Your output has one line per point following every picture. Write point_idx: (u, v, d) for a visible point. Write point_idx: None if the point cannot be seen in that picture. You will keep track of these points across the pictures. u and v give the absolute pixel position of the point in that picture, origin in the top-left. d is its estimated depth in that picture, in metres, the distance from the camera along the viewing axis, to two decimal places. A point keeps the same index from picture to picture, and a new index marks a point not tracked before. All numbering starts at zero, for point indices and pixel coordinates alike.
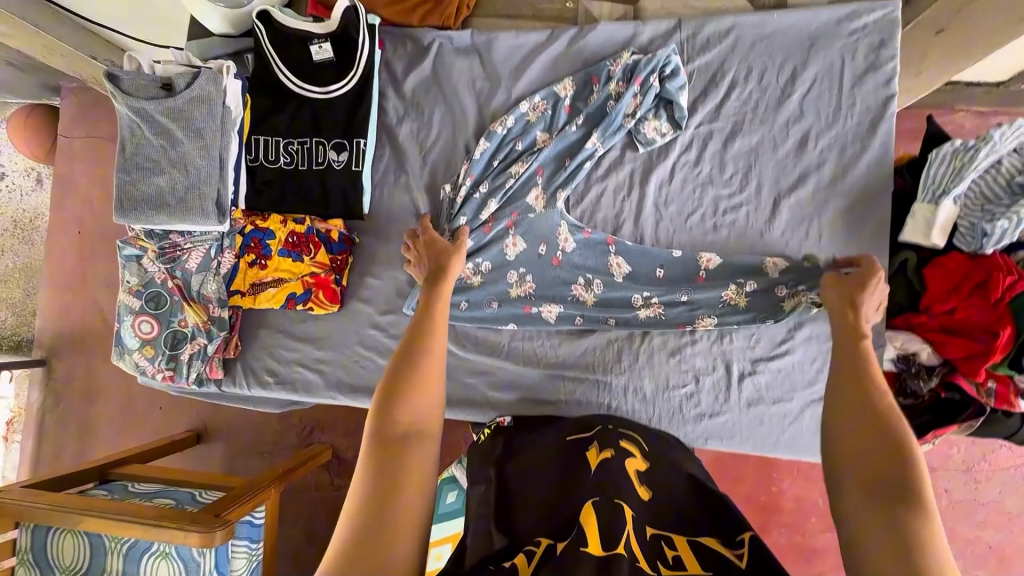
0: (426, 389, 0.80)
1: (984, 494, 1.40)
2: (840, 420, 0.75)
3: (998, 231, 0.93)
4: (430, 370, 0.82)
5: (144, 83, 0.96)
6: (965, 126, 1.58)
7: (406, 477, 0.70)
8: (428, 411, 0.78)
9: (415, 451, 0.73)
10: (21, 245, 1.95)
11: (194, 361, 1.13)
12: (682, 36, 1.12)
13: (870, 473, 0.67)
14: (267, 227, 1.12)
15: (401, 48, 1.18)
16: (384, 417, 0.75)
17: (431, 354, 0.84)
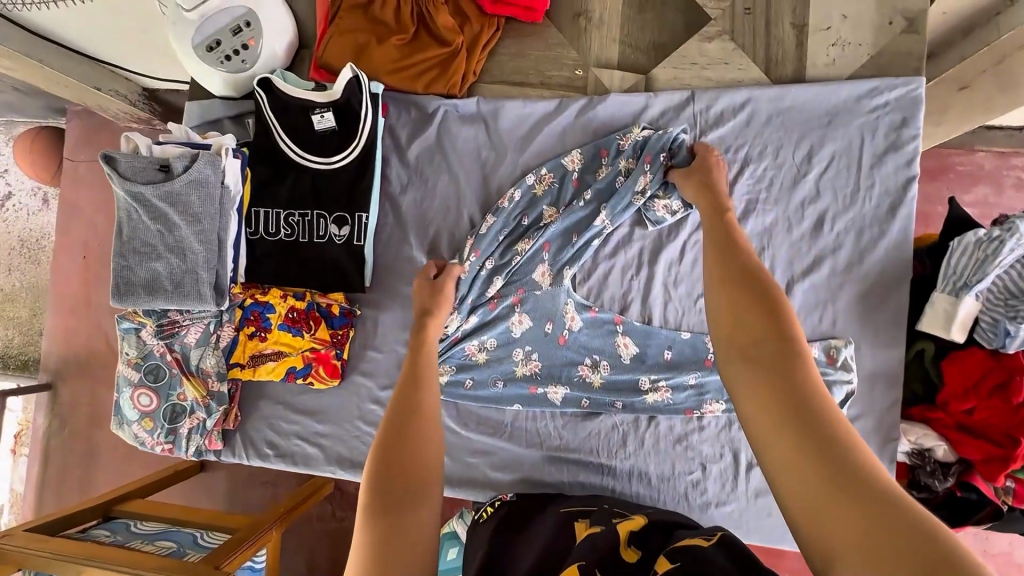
0: (427, 435, 0.73)
1: (990, 542, 1.44)
2: (739, 338, 0.66)
3: (1022, 332, 0.89)
4: (427, 412, 0.75)
5: (141, 166, 0.94)
6: (985, 167, 1.52)
7: (411, 552, 0.62)
8: (428, 464, 0.70)
9: (418, 514, 0.65)
10: (30, 265, 1.95)
11: (193, 434, 1.13)
12: (695, 109, 1.08)
13: (795, 425, 0.57)
14: (267, 300, 1.10)
15: (405, 115, 1.16)
16: (381, 473, 0.68)
17: (428, 396, 0.77)
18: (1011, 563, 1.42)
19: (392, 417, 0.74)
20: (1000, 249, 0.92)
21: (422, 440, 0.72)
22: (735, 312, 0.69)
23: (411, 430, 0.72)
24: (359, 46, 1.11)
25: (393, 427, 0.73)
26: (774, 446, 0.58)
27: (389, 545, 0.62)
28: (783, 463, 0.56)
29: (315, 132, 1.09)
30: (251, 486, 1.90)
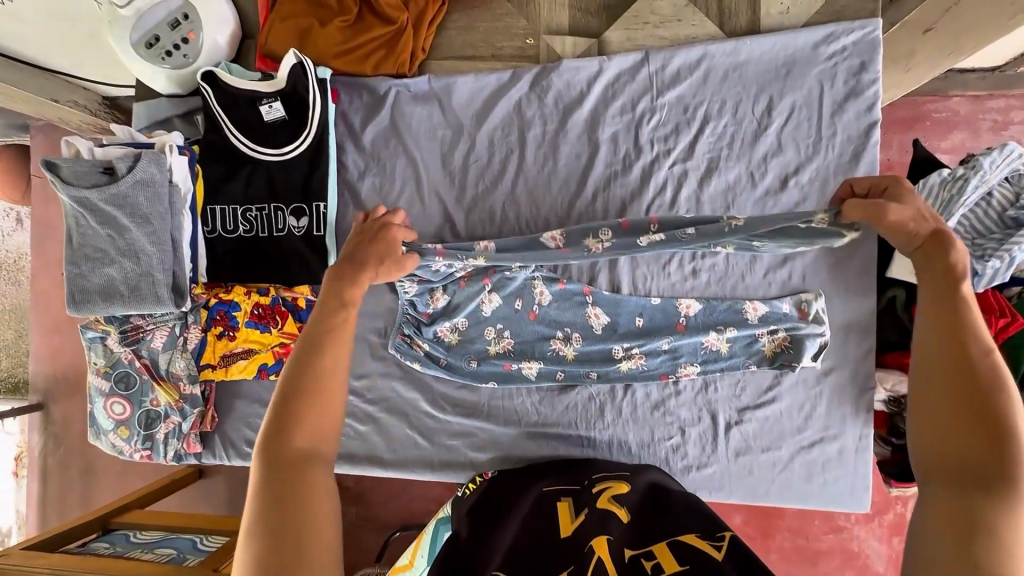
0: (327, 390, 0.72)
1: None
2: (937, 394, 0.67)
3: (989, 271, 0.88)
4: (330, 366, 0.73)
5: (83, 170, 0.92)
6: (960, 113, 1.49)
7: (310, 526, 0.64)
8: (323, 428, 0.71)
9: (312, 480, 0.67)
10: (8, 287, 1.92)
11: (170, 440, 1.12)
12: (650, 69, 1.06)
13: (970, 506, 0.59)
14: (231, 299, 1.08)
15: (357, 99, 1.13)
16: (274, 436, 0.68)
17: (333, 350, 0.74)
18: None
19: (296, 372, 0.72)
20: (964, 187, 0.91)
21: (322, 397, 0.72)
22: (948, 376, 0.67)
23: (307, 393, 0.70)
24: (302, 30, 1.08)
25: (292, 382, 0.71)
26: (930, 508, 0.61)
27: (283, 513, 0.64)
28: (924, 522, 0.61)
29: (265, 123, 1.07)
30: None
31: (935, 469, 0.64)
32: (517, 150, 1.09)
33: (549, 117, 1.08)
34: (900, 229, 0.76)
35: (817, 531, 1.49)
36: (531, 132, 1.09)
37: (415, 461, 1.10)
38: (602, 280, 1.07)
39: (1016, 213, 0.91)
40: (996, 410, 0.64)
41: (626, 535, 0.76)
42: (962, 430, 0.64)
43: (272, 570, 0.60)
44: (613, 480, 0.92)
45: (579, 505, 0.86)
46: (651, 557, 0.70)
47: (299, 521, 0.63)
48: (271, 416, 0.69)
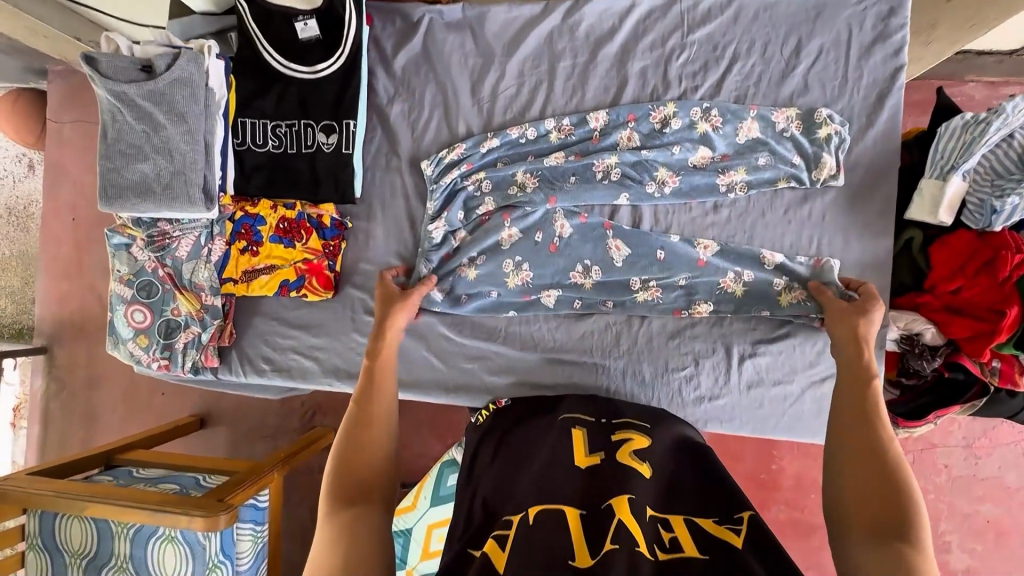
0: (378, 427, 0.87)
1: (982, 468, 1.48)
2: (853, 472, 0.78)
3: (1007, 208, 0.90)
4: (376, 417, 0.88)
5: (123, 66, 0.93)
6: (974, 98, 1.52)
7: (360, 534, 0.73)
8: (372, 461, 0.83)
9: (368, 503, 0.78)
10: (16, 231, 1.92)
11: (189, 350, 1.13)
12: (682, 7, 1.08)
13: (888, 543, 0.68)
14: (256, 213, 1.10)
15: (390, 25, 1.15)
16: (342, 471, 0.81)
17: (380, 406, 0.90)
18: (1002, 487, 1.47)
19: (358, 428, 0.87)
20: (986, 129, 0.93)
21: (366, 439, 0.86)
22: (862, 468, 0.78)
23: (358, 431, 0.86)
24: None
25: (351, 433, 0.86)
26: (860, 551, 0.69)
27: (343, 529, 0.74)
28: (864, 561, 0.67)
29: (300, 40, 1.08)
30: (250, 442, 1.90)
31: (858, 521, 0.72)
32: (546, 82, 1.11)
33: (579, 50, 1.10)
34: (849, 328, 0.92)
35: (814, 505, 1.50)
36: (561, 64, 1.10)
37: (430, 384, 1.12)
38: (624, 214, 1.09)
39: None
40: (898, 479, 0.76)
41: (645, 498, 0.77)
42: (873, 492, 0.75)
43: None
44: (632, 432, 0.90)
45: (594, 444, 0.87)
46: (669, 528, 0.71)
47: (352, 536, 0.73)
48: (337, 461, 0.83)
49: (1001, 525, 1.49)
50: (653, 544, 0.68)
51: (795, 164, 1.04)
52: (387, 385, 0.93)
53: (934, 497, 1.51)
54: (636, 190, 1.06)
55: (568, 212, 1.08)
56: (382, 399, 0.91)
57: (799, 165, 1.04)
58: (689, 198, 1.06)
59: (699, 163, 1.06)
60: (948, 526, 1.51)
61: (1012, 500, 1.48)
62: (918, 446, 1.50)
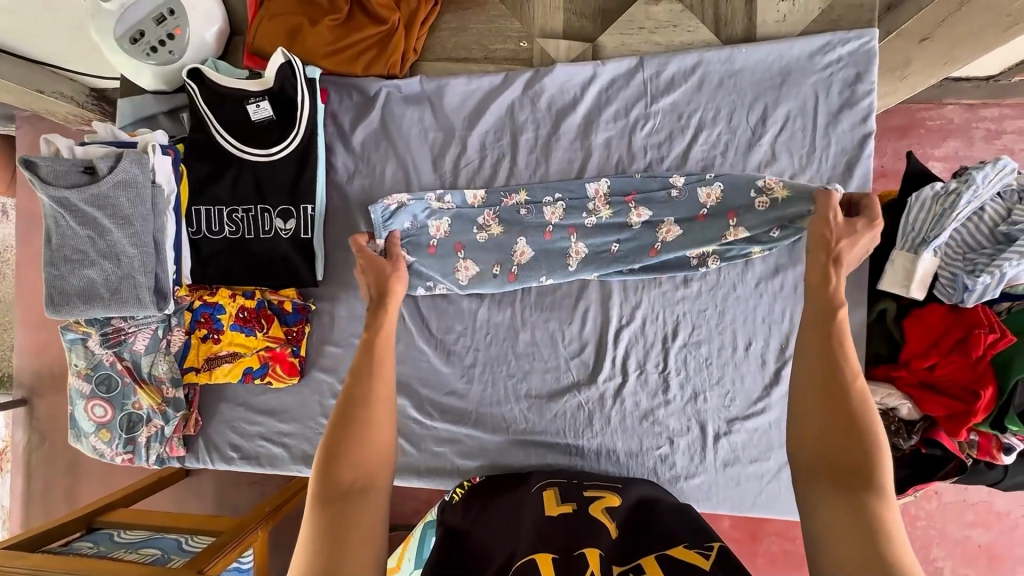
0: (375, 432, 0.79)
1: (971, 494, 1.48)
2: (816, 419, 0.76)
3: (979, 286, 0.88)
4: (369, 414, 0.79)
5: (63, 169, 0.89)
6: (954, 121, 1.49)
7: (351, 544, 0.70)
8: (376, 460, 0.78)
9: (362, 508, 0.73)
10: None
11: (153, 443, 1.10)
12: (645, 75, 1.05)
13: (853, 503, 0.69)
14: (216, 301, 1.07)
15: (346, 100, 1.11)
16: (331, 475, 0.74)
17: (372, 401, 0.80)
18: (993, 512, 1.46)
19: (339, 427, 0.78)
20: (956, 202, 0.91)
21: (367, 432, 0.78)
22: (823, 408, 0.76)
23: (360, 425, 0.78)
24: (291, 28, 1.05)
25: (333, 431, 0.77)
26: (826, 523, 0.70)
27: (337, 533, 0.70)
28: (828, 538, 0.68)
29: (252, 123, 1.04)
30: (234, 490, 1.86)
31: (819, 471, 0.73)
32: (509, 154, 1.08)
33: (541, 121, 1.07)
34: (825, 252, 0.84)
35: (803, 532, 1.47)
36: (523, 136, 1.07)
37: (402, 468, 1.09)
38: (593, 291, 1.06)
39: (1007, 228, 0.91)
40: (854, 397, 0.75)
41: (614, 548, 0.75)
42: (835, 427, 0.74)
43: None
44: (604, 492, 0.92)
45: (566, 497, 0.90)
46: (640, 571, 0.68)
47: (345, 534, 0.70)
48: (318, 466, 0.75)
49: (992, 549, 1.47)
50: None
51: (774, 234, 0.98)
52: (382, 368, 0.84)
53: (925, 524, 1.50)
54: (599, 262, 1.02)
55: (529, 274, 1.04)
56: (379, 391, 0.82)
57: (777, 237, 0.98)
58: (658, 273, 1.03)
59: (667, 233, 1.01)
60: (940, 552, 1.49)
61: (1005, 525, 1.46)
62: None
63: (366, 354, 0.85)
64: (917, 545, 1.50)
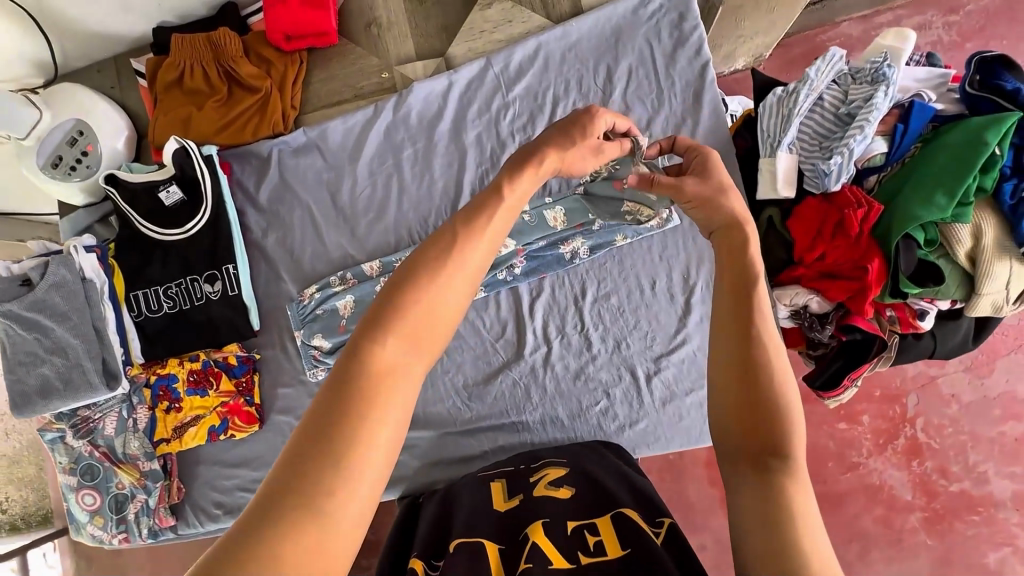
0: (449, 286, 0.59)
1: (991, 386, 1.44)
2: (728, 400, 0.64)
3: (835, 168, 0.92)
4: (434, 332, 0.58)
5: (4, 286, 1.03)
6: (853, 36, 1.48)
7: (357, 434, 0.50)
8: (421, 325, 0.57)
9: (373, 394, 0.52)
10: None
11: (142, 517, 1.17)
12: (495, 71, 1.14)
13: (766, 479, 0.58)
14: (167, 372, 1.15)
15: (247, 165, 1.23)
16: (332, 452, 0.49)
17: (423, 320, 0.57)
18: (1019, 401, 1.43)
19: (390, 365, 0.54)
20: (797, 98, 0.97)
21: (438, 292, 0.58)
22: (734, 378, 0.64)
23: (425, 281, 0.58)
24: (182, 118, 1.19)
25: (362, 387, 0.52)
26: (745, 510, 0.58)
27: (317, 442, 0.49)
28: (746, 527, 0.57)
29: (167, 207, 1.16)
30: None
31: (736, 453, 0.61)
32: (396, 173, 1.17)
33: (416, 136, 1.16)
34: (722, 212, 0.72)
35: (834, 473, 1.47)
36: (404, 154, 1.17)
37: None
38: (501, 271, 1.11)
39: (846, 108, 0.95)
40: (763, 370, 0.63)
41: (563, 514, 0.78)
42: (743, 400, 0.62)
43: (292, 494, 0.46)
44: (549, 468, 0.92)
45: (513, 489, 0.88)
46: (594, 532, 0.73)
47: (336, 427, 0.50)
48: (292, 453, 0.49)
49: None
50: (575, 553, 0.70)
51: None
52: (463, 261, 0.60)
53: (953, 431, 1.45)
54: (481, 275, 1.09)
55: None
56: (436, 315, 0.58)
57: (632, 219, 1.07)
58: (538, 273, 1.09)
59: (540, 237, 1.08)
60: (978, 455, 1.43)
61: None
62: (917, 383, 1.47)
63: (397, 292, 0.57)
64: (952, 455, 1.44)
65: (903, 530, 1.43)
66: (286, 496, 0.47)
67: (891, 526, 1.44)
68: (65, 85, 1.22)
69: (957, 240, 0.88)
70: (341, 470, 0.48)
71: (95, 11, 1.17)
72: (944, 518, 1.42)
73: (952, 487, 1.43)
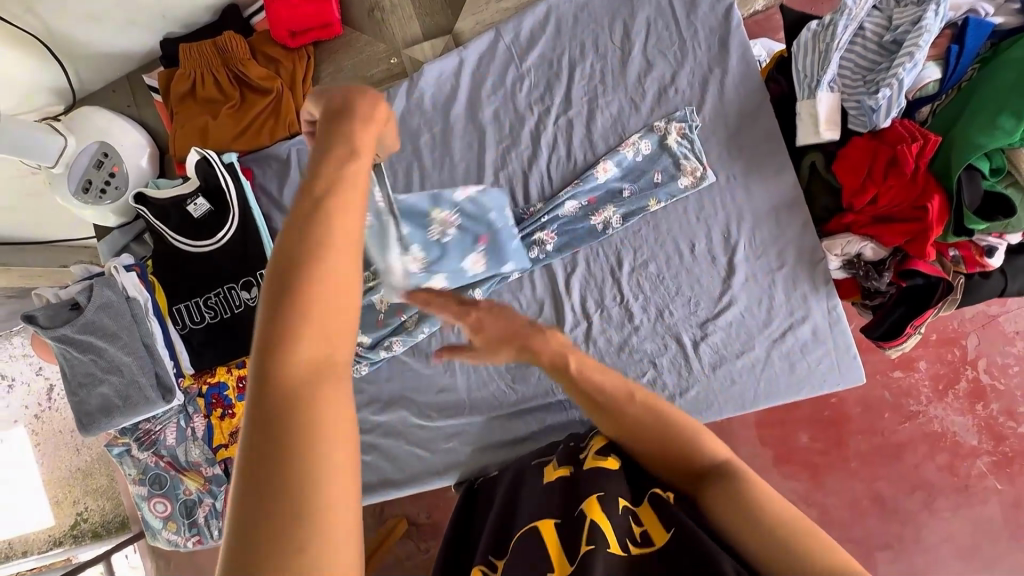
0: (338, 257, 0.45)
1: None
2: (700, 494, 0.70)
3: (884, 102, 0.85)
4: (346, 305, 0.45)
5: (56, 311, 1.07)
6: None
7: (311, 458, 0.40)
8: (326, 315, 0.44)
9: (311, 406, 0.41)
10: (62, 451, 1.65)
11: (210, 521, 1.21)
12: (506, 42, 1.10)
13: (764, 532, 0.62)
14: (218, 380, 1.19)
15: (268, 169, 1.21)
16: (287, 483, 0.39)
17: (330, 284, 0.44)
18: None
19: (310, 362, 0.43)
20: (835, 31, 0.89)
21: (336, 272, 0.45)
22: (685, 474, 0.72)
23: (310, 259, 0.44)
24: (200, 127, 1.19)
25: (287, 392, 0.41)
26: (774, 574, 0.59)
27: (266, 488, 0.39)
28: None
29: (197, 219, 1.16)
30: None
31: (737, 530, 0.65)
32: (416, 161, 1.13)
33: (433, 120, 1.13)
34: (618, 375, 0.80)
35: (892, 423, 1.40)
36: (422, 140, 1.13)
37: (424, 475, 1.11)
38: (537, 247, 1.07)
39: (891, 36, 0.88)
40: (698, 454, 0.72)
41: (617, 488, 0.77)
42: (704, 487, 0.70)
43: (258, 562, 0.37)
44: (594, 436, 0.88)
45: (563, 458, 0.86)
46: (638, 521, 0.73)
47: (285, 462, 0.39)
48: (243, 511, 0.39)
49: None
50: (625, 538, 0.70)
51: (659, 180, 1.03)
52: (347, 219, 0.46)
53: (1019, 369, 1.38)
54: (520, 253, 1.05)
55: (460, 294, 1.08)
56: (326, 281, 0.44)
57: (664, 181, 1.03)
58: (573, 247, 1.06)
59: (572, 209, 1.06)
60: None
61: None
62: (976, 323, 1.40)
63: (286, 282, 0.44)
64: (1018, 394, 1.37)
65: (971, 477, 1.36)
66: (252, 563, 0.37)
67: (961, 475, 1.37)
68: (86, 108, 1.24)
69: None
70: (307, 517, 0.38)
71: (105, 31, 1.17)
72: (1014, 460, 1.36)
73: (1021, 428, 1.36)
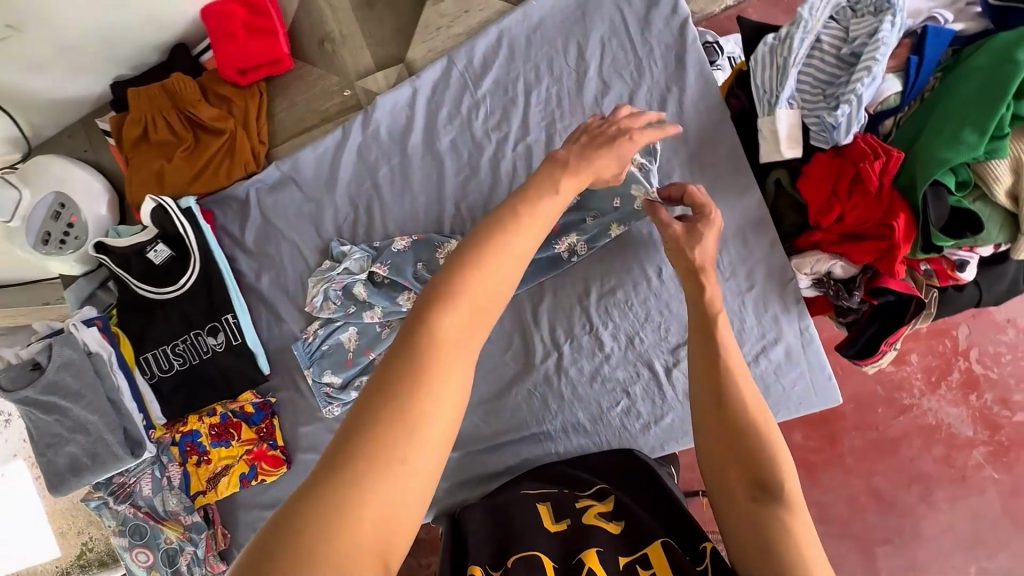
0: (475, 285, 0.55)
1: None
2: (712, 443, 0.68)
3: (842, 120, 0.82)
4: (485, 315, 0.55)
5: (15, 373, 1.05)
6: None
7: (402, 444, 0.47)
8: (452, 332, 0.53)
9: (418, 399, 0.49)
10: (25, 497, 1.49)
11: (194, 568, 1.19)
12: (459, 68, 1.07)
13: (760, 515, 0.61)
14: (190, 428, 1.17)
15: (229, 210, 1.19)
16: (371, 459, 0.46)
17: (470, 299, 0.55)
18: None
19: (443, 345, 0.52)
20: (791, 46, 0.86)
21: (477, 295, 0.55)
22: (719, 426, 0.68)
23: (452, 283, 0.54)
24: (155, 172, 1.16)
25: (414, 367, 0.50)
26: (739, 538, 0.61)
27: (355, 456, 0.47)
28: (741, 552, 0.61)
29: (157, 266, 1.14)
30: None
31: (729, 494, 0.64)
32: (376, 196, 1.12)
33: (390, 153, 1.11)
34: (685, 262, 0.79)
35: (885, 418, 1.36)
36: (381, 174, 1.11)
37: None
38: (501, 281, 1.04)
39: (849, 48, 0.85)
40: (740, 410, 0.67)
41: (616, 542, 0.71)
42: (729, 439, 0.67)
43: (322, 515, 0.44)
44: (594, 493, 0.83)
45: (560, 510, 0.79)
46: (648, 565, 0.67)
47: (378, 439, 0.47)
48: (323, 466, 0.47)
49: None
50: None
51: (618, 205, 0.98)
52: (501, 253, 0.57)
53: (1012, 359, 1.34)
54: None
55: None
56: (495, 274, 0.56)
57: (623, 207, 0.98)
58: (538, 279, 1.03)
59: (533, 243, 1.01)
60: None
61: None
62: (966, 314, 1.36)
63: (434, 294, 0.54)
64: (1013, 384, 1.34)
65: (967, 467, 1.33)
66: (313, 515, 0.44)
67: (960, 472, 1.33)
68: (39, 158, 1.21)
69: (995, 177, 0.78)
70: (371, 494, 0.46)
71: (49, 79, 1.13)
72: (1011, 448, 1.32)
73: (1017, 418, 1.33)
